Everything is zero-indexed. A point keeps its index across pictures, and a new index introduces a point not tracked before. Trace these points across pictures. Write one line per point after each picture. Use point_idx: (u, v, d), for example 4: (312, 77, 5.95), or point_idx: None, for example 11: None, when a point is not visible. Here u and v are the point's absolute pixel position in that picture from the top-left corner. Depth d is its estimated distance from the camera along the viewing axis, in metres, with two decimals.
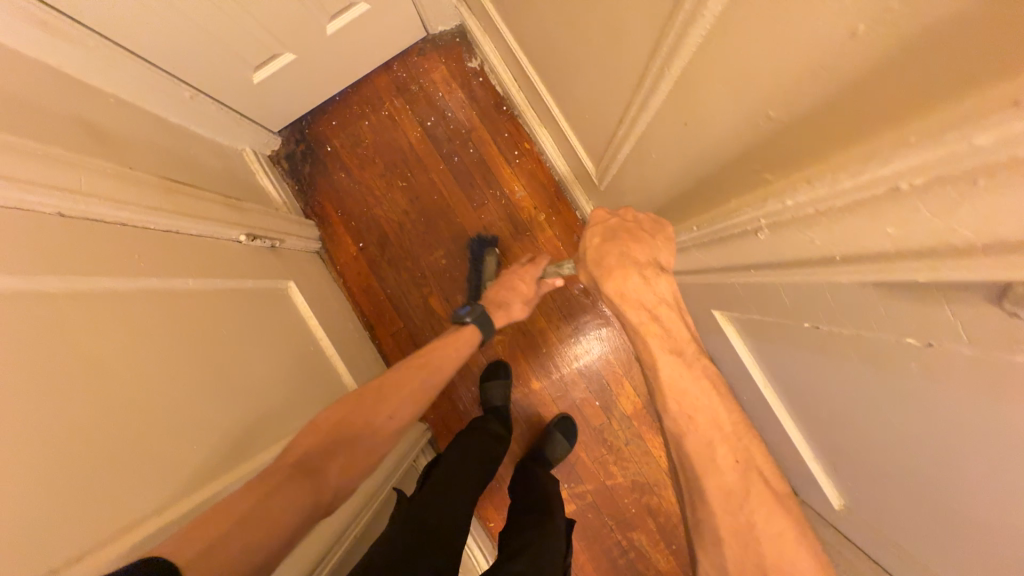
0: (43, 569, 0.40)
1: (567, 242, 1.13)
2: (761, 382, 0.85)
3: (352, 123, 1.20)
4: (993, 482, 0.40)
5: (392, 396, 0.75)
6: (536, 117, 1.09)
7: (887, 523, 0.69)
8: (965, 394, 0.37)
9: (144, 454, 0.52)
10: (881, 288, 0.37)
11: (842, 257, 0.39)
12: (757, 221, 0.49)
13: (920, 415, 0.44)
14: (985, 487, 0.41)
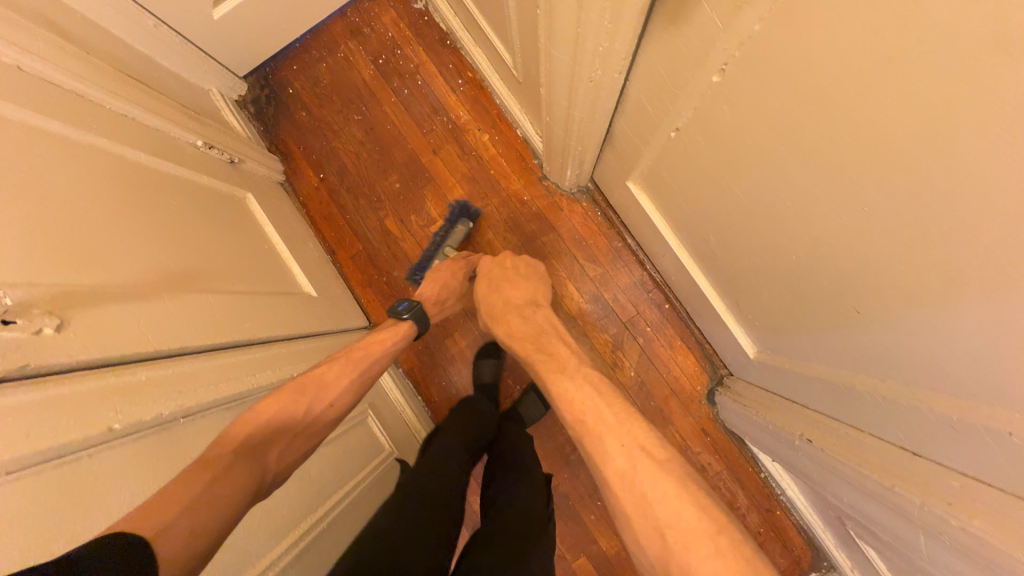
0: (20, 276, 0.47)
1: (509, 158, 1.22)
2: (677, 246, 0.92)
3: (311, 66, 1.31)
4: (972, 354, 0.40)
5: (335, 386, 0.73)
6: (472, 42, 1.19)
7: (781, 343, 0.75)
8: (764, 89, 0.44)
9: (101, 246, 0.60)
10: (684, 18, 0.45)
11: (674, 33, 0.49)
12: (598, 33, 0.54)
13: (893, 262, 0.43)
14: (964, 356, 0.41)
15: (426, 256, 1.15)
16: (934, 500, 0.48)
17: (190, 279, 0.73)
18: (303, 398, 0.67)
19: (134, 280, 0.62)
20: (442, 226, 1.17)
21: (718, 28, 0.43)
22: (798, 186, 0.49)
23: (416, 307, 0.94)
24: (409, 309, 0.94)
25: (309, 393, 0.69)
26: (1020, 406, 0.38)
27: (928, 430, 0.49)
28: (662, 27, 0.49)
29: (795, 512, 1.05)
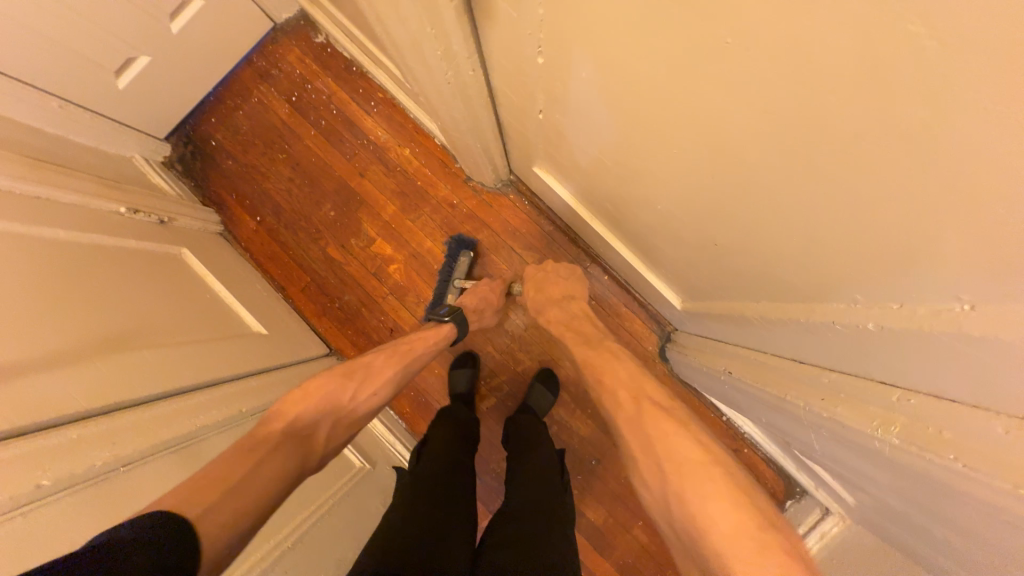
0: None
1: (433, 167, 1.27)
2: (589, 219, 0.97)
3: (228, 115, 1.35)
4: (787, 252, 0.44)
5: (380, 377, 0.80)
6: (374, 65, 1.23)
7: (690, 288, 0.81)
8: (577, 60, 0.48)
9: (20, 320, 0.62)
10: (495, 12, 0.49)
11: (494, 27, 0.53)
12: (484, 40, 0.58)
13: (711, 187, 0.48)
14: (785, 259, 0.46)
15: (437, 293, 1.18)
16: (811, 399, 0.53)
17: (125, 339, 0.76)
18: (350, 385, 0.74)
19: (61, 349, 0.64)
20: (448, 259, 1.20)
21: (518, 15, 0.48)
22: (635, 143, 0.53)
23: (457, 312, 1.01)
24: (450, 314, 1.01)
25: (358, 378, 0.77)
26: (832, 292, 0.42)
27: (791, 336, 0.54)
28: (486, 23, 0.53)
29: (760, 447, 1.12)
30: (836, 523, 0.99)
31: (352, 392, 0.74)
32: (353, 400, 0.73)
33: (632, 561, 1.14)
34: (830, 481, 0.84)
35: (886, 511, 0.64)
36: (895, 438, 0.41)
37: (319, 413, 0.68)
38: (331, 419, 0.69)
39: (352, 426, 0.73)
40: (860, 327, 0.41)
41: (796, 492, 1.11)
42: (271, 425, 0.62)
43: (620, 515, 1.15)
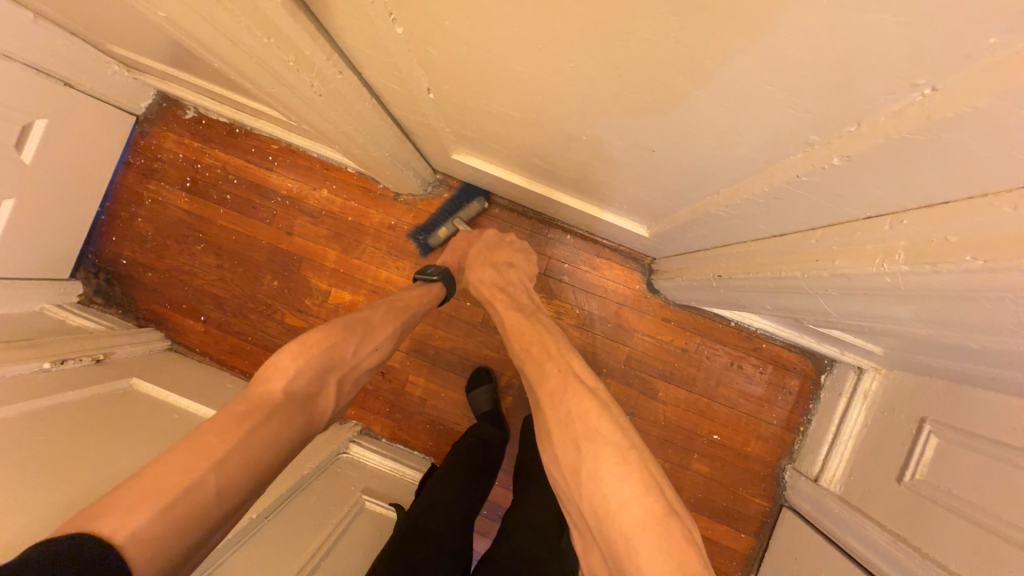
0: None
1: (357, 196, 1.20)
2: (526, 184, 0.92)
3: (128, 227, 1.24)
4: (727, 126, 0.41)
5: (380, 333, 0.76)
6: (255, 118, 1.15)
7: (646, 210, 0.77)
8: (443, 10, 0.42)
9: None
10: None
11: (342, 12, 0.46)
12: (342, 33, 0.51)
13: (626, 92, 0.43)
14: (724, 134, 0.42)
15: (434, 218, 1.14)
16: (807, 266, 0.50)
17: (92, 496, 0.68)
18: (352, 342, 0.70)
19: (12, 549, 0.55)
20: (455, 198, 1.13)
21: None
22: (531, 80, 0.49)
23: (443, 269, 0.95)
24: (437, 271, 0.95)
25: (359, 333, 0.72)
26: (787, 144, 0.39)
27: (762, 211, 0.51)
28: (332, 9, 0.46)
29: (776, 336, 1.10)
30: (874, 378, 0.98)
31: (354, 348, 0.71)
32: (355, 354, 0.71)
33: (703, 495, 1.12)
34: (851, 338, 0.83)
35: (920, 344, 0.62)
36: (902, 265, 0.38)
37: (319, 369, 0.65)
38: (331, 378, 0.67)
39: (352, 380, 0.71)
40: (825, 165, 0.37)
41: (826, 364, 1.10)
42: (271, 388, 0.59)
43: (674, 457, 1.12)
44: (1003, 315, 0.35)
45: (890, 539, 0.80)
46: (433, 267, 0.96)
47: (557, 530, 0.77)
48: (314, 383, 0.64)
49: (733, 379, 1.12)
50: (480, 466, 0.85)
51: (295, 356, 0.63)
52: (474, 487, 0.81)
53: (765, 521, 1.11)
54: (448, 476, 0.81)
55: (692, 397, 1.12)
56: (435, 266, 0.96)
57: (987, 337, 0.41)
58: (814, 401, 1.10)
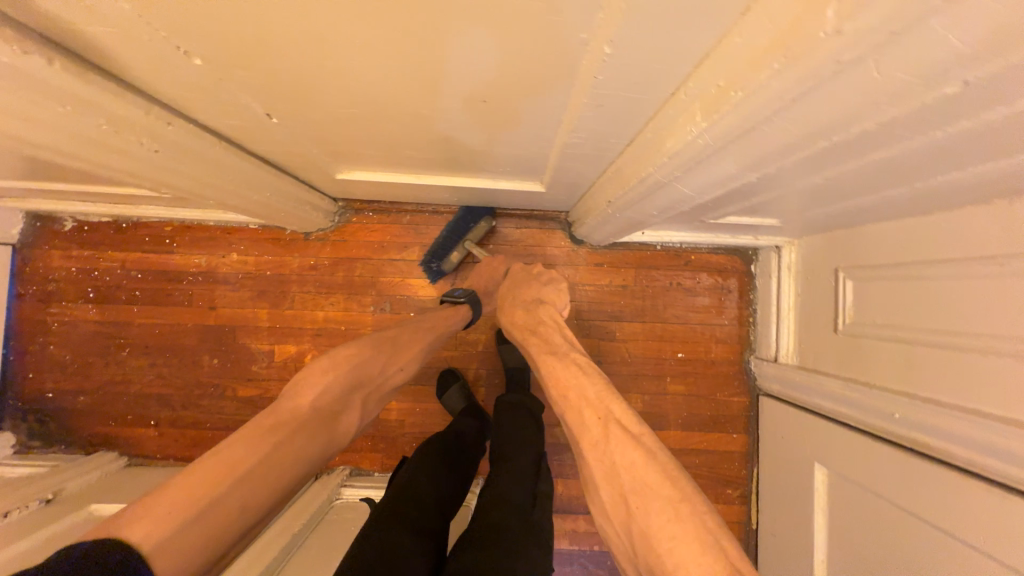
0: None
1: (269, 249, 1.18)
2: (420, 179, 0.93)
3: (42, 358, 1.18)
4: (520, 53, 0.43)
5: (405, 352, 0.78)
6: (135, 207, 1.11)
7: (527, 166, 0.80)
8: (221, 32, 0.42)
9: None
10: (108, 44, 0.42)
11: (130, 63, 0.46)
12: (146, 86, 0.51)
13: (423, 53, 0.45)
14: (523, 61, 0.45)
15: (441, 241, 1.13)
16: (654, 157, 0.53)
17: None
18: (381, 359, 0.72)
19: None
20: (459, 219, 1.12)
21: (114, 29, 0.40)
22: (344, 71, 0.50)
23: (470, 293, 1.01)
24: (464, 295, 1.02)
25: None
26: (571, 51, 0.42)
27: (599, 122, 0.54)
28: (121, 65, 0.46)
29: (700, 245, 1.16)
30: (791, 250, 1.05)
31: (382, 366, 0.71)
32: (382, 373, 0.71)
33: (688, 412, 1.17)
34: (752, 220, 0.89)
35: (791, 197, 0.68)
36: (702, 126, 0.42)
37: (347, 387, 0.64)
38: (360, 394, 0.66)
39: (376, 400, 0.71)
40: (604, 56, 0.40)
41: (752, 255, 1.17)
42: (296, 399, 0.58)
43: (651, 387, 1.16)
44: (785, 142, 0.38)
45: (843, 386, 0.85)
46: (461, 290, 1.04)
47: (530, 499, 0.74)
48: (341, 401, 0.63)
49: (677, 297, 1.17)
50: (450, 451, 0.83)
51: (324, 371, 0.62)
52: (447, 464, 0.79)
53: (749, 415, 1.16)
54: (418, 464, 0.76)
55: (647, 327, 1.17)
56: (462, 290, 1.03)
57: (802, 164, 0.45)
58: (754, 292, 1.16)
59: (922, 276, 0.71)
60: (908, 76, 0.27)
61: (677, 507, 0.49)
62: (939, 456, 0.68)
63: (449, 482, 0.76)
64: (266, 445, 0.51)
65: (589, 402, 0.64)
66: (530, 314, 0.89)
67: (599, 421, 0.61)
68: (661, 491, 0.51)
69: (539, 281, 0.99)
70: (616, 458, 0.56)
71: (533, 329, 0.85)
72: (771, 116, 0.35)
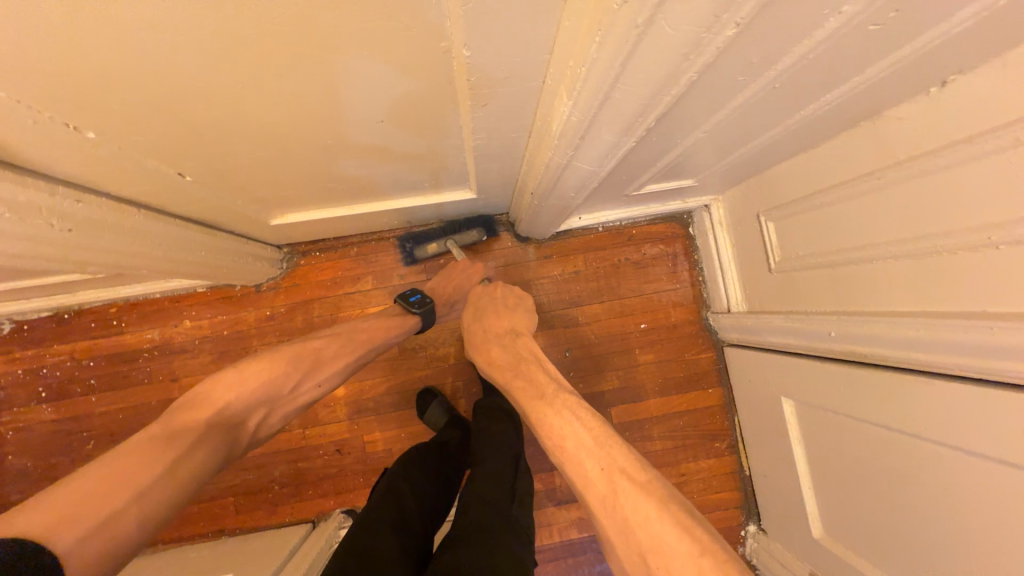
0: None
1: (222, 308, 1.17)
2: (354, 209, 0.95)
3: (1, 470, 1.12)
4: (396, 71, 0.47)
5: (331, 366, 0.80)
6: (73, 295, 1.08)
7: (450, 176, 0.84)
8: (107, 103, 0.44)
9: None
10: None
11: (22, 149, 0.47)
12: (46, 168, 0.52)
13: (308, 88, 0.48)
14: (401, 78, 0.48)
15: (433, 231, 1.14)
16: (548, 142, 0.57)
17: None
18: (296, 375, 0.74)
19: None
20: (459, 221, 1.14)
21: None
22: (241, 118, 0.52)
23: (429, 300, 0.95)
24: (423, 298, 0.96)
25: None
26: (439, 61, 0.45)
27: (493, 120, 0.58)
28: (13, 153, 0.47)
29: (638, 219, 1.22)
30: (719, 206, 1.11)
31: (295, 382, 0.74)
32: (295, 388, 0.74)
33: (662, 378, 1.21)
34: (671, 184, 0.95)
35: (690, 154, 0.73)
36: (570, 105, 0.46)
37: (251, 403, 0.68)
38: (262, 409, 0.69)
39: (282, 415, 0.74)
40: (466, 59, 0.44)
41: (688, 219, 1.23)
42: (194, 413, 0.62)
43: (622, 362, 1.20)
44: (637, 106, 0.43)
45: (786, 319, 0.91)
46: (418, 296, 0.97)
47: (509, 497, 0.76)
48: (240, 413, 0.66)
49: (628, 272, 1.22)
50: (430, 459, 0.85)
51: (231, 386, 0.66)
52: (427, 472, 0.81)
53: (719, 368, 1.21)
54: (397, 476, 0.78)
55: (606, 306, 1.21)
56: (419, 297, 0.96)
57: (670, 120, 0.50)
58: (697, 252, 1.22)
59: (821, 204, 0.77)
60: (695, 28, 0.32)
61: (698, 559, 0.47)
62: (875, 359, 0.73)
63: (429, 489, 0.78)
64: (159, 456, 0.54)
65: (589, 452, 0.63)
66: (505, 350, 0.88)
67: (604, 475, 0.59)
68: (677, 545, 0.49)
69: (504, 307, 0.97)
70: (629, 515, 0.54)
71: (516, 369, 0.84)
72: (614, 84, 0.39)
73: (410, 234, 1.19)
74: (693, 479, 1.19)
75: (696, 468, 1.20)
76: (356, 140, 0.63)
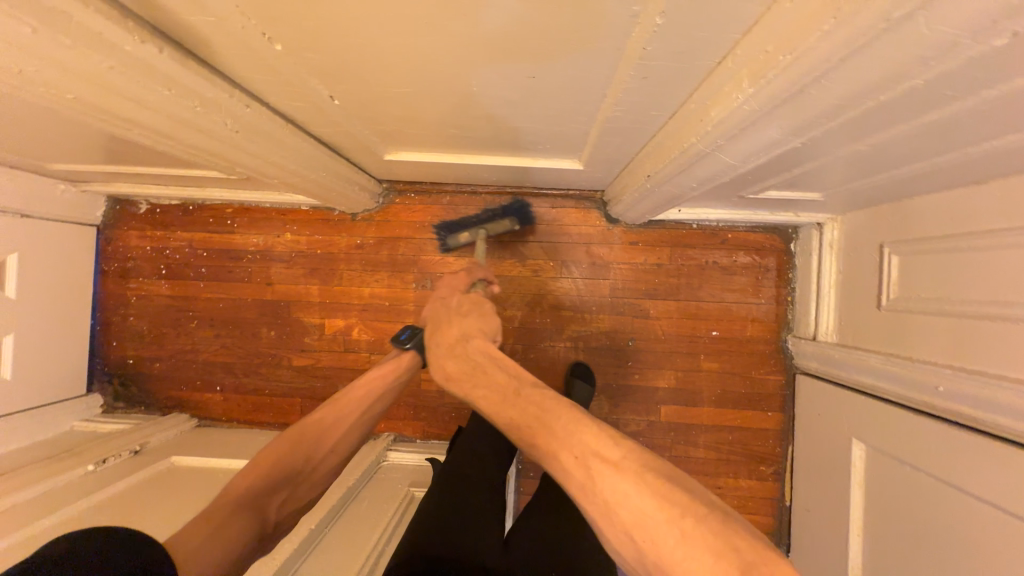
0: None
1: (319, 229, 1.26)
2: (461, 159, 0.97)
3: (124, 329, 1.31)
4: (576, 29, 0.46)
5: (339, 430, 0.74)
6: (197, 190, 1.20)
7: (566, 143, 0.83)
8: (308, 21, 0.47)
9: None
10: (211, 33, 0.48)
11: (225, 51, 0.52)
12: (235, 72, 0.57)
13: (485, 32, 0.49)
14: (576, 38, 0.48)
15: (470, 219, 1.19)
16: (699, 128, 0.55)
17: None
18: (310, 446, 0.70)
19: None
20: (492, 213, 1.19)
21: (218, 21, 0.46)
22: (409, 53, 0.54)
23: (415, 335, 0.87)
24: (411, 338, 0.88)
25: None
26: (621, 25, 0.44)
27: (646, 94, 0.57)
28: (216, 52, 0.52)
29: (737, 223, 1.16)
30: (834, 227, 1.03)
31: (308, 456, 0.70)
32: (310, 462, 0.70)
33: (722, 390, 1.17)
34: (793, 195, 0.89)
35: (837, 166, 0.68)
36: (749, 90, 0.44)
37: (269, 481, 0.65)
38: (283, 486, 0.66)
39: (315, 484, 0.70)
40: (655, 27, 0.42)
41: (792, 233, 1.15)
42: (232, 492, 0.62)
43: (683, 365, 1.18)
44: (828, 103, 0.40)
45: (886, 360, 0.85)
46: (408, 333, 0.90)
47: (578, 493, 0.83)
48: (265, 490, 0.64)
49: (713, 275, 1.17)
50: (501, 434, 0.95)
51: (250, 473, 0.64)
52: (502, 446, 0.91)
53: (785, 394, 1.16)
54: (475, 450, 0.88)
55: (682, 305, 1.18)
56: (409, 332, 0.89)
57: (848, 127, 0.47)
58: (793, 270, 1.15)
59: (967, 249, 0.70)
60: (954, 31, 0.29)
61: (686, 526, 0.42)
62: (984, 426, 0.67)
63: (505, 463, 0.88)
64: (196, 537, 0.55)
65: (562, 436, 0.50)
66: (455, 355, 0.67)
67: (577, 461, 0.48)
68: (653, 506, 0.44)
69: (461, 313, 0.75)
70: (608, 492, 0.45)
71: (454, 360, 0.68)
72: (817, 77, 0.37)
73: (502, 193, 1.20)
74: (730, 495, 1.18)
75: (735, 485, 1.18)
76: (500, 91, 0.63)
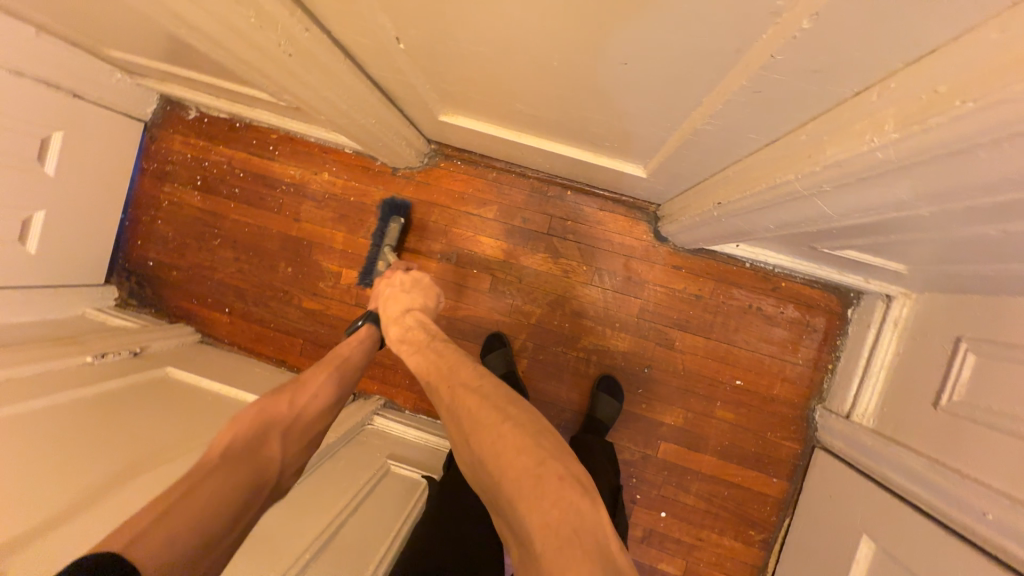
0: None
1: (357, 176, 1.21)
2: (518, 137, 0.90)
3: (151, 230, 1.31)
4: (697, 15, 0.38)
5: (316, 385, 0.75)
6: (246, 108, 1.17)
7: (635, 146, 0.75)
8: None
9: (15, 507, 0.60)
10: None
11: None
12: None
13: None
14: (693, 26, 0.40)
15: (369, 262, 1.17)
16: (801, 164, 0.47)
17: (105, 490, 0.71)
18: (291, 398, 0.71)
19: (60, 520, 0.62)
20: (377, 231, 1.18)
21: None
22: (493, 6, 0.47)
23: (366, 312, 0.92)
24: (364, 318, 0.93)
25: None
26: (756, 21, 0.36)
27: (750, 111, 0.48)
28: None
29: (795, 272, 1.06)
30: (905, 304, 0.92)
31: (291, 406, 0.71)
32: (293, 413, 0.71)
33: (730, 443, 1.10)
34: (872, 259, 0.79)
35: (943, 243, 0.58)
36: (892, 134, 0.35)
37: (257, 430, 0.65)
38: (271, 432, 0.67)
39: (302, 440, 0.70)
40: (796, 32, 0.34)
41: (853, 298, 1.04)
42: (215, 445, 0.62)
43: (695, 406, 1.10)
44: (988, 176, 0.32)
45: (927, 465, 0.76)
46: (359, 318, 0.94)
47: None
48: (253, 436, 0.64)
49: (752, 321, 1.08)
50: None
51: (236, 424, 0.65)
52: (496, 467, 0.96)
53: (796, 464, 1.08)
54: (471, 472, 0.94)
55: (711, 344, 1.10)
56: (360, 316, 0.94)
57: (996, 207, 0.38)
58: (843, 337, 1.05)
59: None
60: None
61: None
62: None
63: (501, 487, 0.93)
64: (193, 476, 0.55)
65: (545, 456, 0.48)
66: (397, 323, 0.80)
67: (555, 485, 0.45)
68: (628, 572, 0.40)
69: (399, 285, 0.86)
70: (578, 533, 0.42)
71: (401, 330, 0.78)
72: (998, 139, 0.28)
73: (551, 183, 1.13)
74: (708, 550, 1.11)
75: (717, 542, 1.11)
76: (582, 71, 0.56)
